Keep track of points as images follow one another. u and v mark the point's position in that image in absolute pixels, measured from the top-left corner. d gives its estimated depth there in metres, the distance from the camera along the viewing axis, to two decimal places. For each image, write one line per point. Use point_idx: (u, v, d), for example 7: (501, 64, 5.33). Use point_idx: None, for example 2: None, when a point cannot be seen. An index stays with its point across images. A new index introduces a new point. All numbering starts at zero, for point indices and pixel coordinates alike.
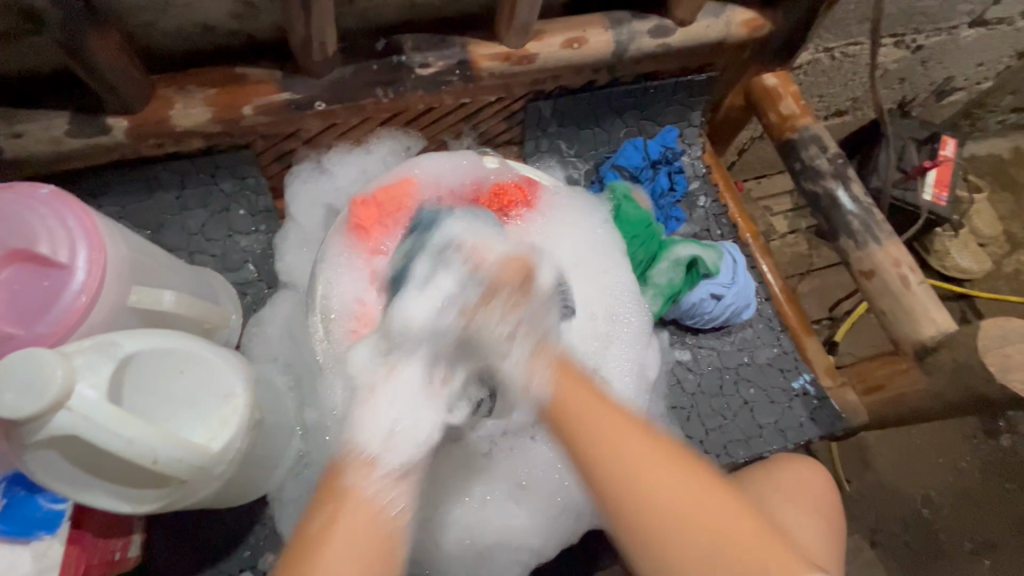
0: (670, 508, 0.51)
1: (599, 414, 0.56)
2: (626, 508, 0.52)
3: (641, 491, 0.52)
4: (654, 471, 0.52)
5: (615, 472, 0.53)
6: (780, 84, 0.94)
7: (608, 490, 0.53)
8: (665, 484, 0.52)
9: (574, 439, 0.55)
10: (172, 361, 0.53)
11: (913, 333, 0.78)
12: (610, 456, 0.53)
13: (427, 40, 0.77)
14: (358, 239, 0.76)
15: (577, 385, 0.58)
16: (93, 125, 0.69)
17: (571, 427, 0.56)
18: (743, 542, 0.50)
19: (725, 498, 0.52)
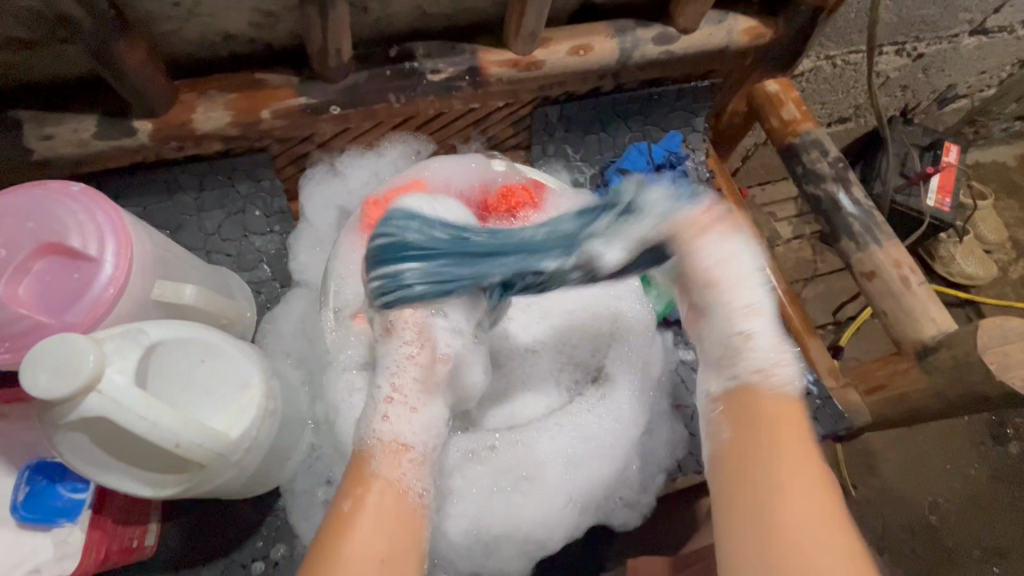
0: (808, 544, 0.48)
1: (800, 439, 0.54)
2: (760, 505, 0.51)
3: (784, 511, 0.50)
4: (808, 500, 0.50)
5: (775, 483, 0.52)
6: (781, 90, 0.96)
7: (750, 488, 0.53)
8: (818, 519, 0.50)
9: (771, 440, 0.54)
10: (194, 350, 0.56)
11: (914, 332, 0.80)
12: (786, 491, 0.51)
13: (438, 47, 0.79)
14: (369, 237, 0.78)
15: (802, 429, 0.55)
16: (119, 128, 0.72)
17: (769, 452, 0.54)
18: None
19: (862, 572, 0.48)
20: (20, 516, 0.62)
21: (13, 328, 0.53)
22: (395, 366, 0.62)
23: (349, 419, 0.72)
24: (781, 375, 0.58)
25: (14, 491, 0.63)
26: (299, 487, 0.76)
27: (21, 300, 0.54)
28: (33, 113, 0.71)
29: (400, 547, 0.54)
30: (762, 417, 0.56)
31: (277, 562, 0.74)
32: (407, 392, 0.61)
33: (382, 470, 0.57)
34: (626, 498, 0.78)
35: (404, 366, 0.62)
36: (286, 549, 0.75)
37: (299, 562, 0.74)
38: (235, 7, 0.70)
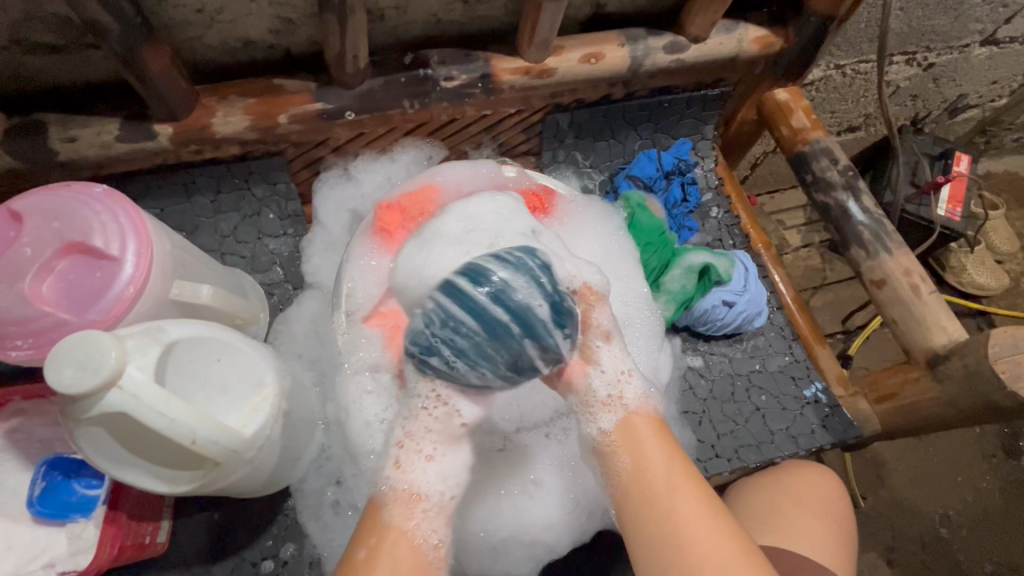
0: (706, 558, 0.49)
1: (660, 456, 0.56)
2: (660, 537, 0.51)
3: (679, 532, 0.51)
4: (698, 512, 0.52)
5: (667, 507, 0.52)
6: (791, 99, 0.97)
7: (650, 507, 0.53)
8: (710, 527, 0.51)
9: (638, 467, 0.55)
10: (211, 350, 0.57)
11: (924, 341, 0.80)
12: (674, 499, 0.53)
13: (452, 55, 0.81)
14: (382, 241, 0.80)
15: (661, 436, 0.58)
16: (140, 131, 0.74)
17: (646, 461, 0.55)
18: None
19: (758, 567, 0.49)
20: (35, 511, 0.63)
21: (36, 325, 0.54)
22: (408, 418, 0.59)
23: (360, 419, 0.72)
24: (628, 394, 0.60)
25: (31, 486, 0.64)
26: (309, 487, 0.77)
27: (44, 297, 0.55)
28: (58, 116, 0.72)
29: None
30: (639, 439, 0.57)
31: (285, 561, 0.75)
32: (418, 438, 0.58)
33: (396, 520, 0.54)
34: None
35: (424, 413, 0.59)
36: (295, 549, 0.75)
37: (308, 561, 0.75)
38: (256, 14, 0.72)
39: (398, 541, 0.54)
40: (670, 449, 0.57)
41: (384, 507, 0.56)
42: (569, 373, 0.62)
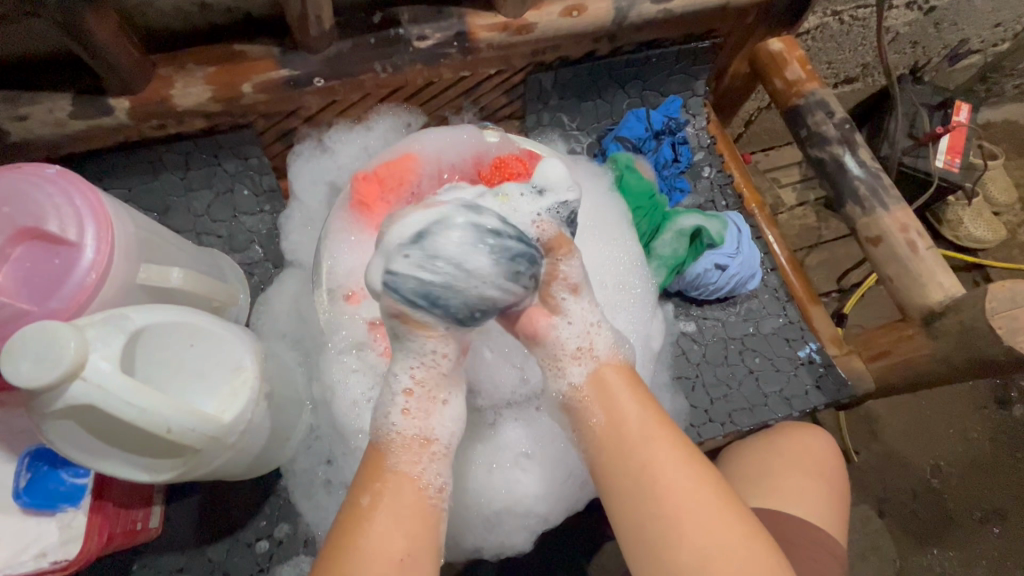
0: (680, 510, 0.49)
1: (633, 410, 0.55)
2: (633, 489, 0.51)
3: (655, 483, 0.50)
4: (674, 462, 0.51)
5: (642, 461, 0.52)
6: (785, 49, 0.92)
7: (623, 460, 0.53)
8: (684, 475, 0.51)
9: (608, 420, 0.55)
10: (181, 335, 0.55)
11: (920, 298, 0.77)
12: (646, 449, 0.52)
13: (423, 12, 0.76)
14: (361, 215, 0.77)
15: (639, 393, 0.57)
16: (96, 106, 0.70)
17: (621, 414, 0.55)
18: (741, 556, 0.48)
19: (734, 518, 0.49)
20: (23, 502, 0.62)
21: None
22: (415, 363, 0.57)
23: (346, 399, 0.71)
24: (598, 344, 0.60)
25: (16, 478, 0.63)
26: (300, 467, 0.76)
27: (2, 287, 0.53)
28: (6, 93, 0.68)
29: (418, 542, 0.51)
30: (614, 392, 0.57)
31: (280, 541, 0.75)
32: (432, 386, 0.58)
33: (400, 466, 0.54)
34: None
35: (432, 362, 0.57)
36: (289, 528, 0.75)
37: (303, 540, 0.75)
38: None
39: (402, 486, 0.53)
40: (643, 400, 0.56)
41: (389, 454, 0.56)
42: (534, 320, 0.60)
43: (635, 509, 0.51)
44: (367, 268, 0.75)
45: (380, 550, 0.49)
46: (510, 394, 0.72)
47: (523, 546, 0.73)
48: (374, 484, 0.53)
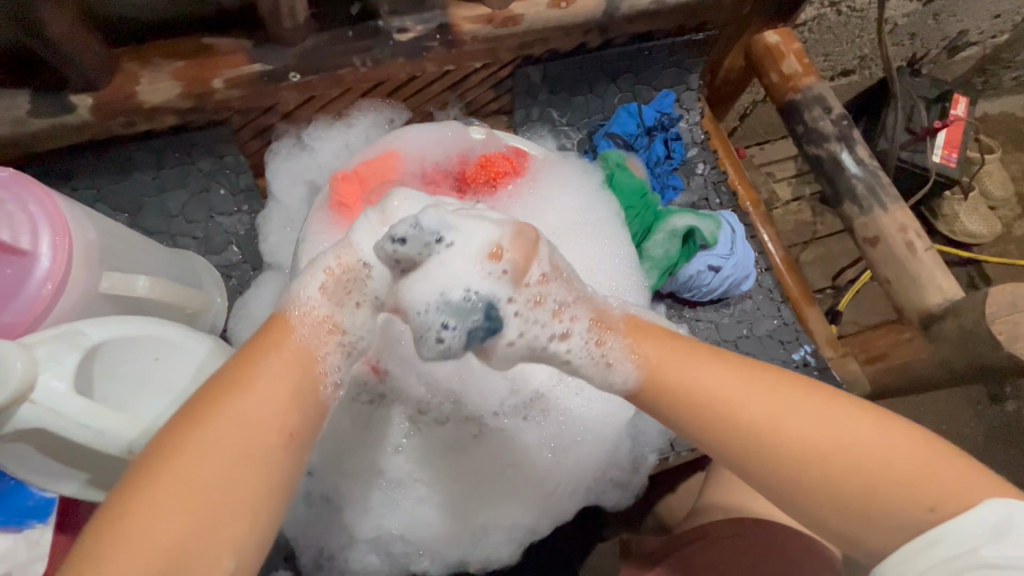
0: (846, 453, 0.42)
1: (710, 370, 0.45)
2: (801, 471, 0.42)
3: (807, 450, 0.42)
4: (795, 403, 0.43)
5: (775, 441, 0.42)
6: (782, 41, 0.88)
7: (759, 451, 0.43)
8: (812, 414, 0.43)
9: (678, 396, 0.45)
10: (145, 349, 0.52)
11: (918, 301, 0.75)
12: (765, 423, 0.43)
13: (405, 3, 0.72)
14: (339, 215, 0.72)
15: (680, 353, 0.47)
16: (57, 104, 0.66)
17: (707, 390, 0.45)
18: (914, 463, 0.41)
19: (888, 425, 0.42)
20: None
21: None
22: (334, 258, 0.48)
23: None
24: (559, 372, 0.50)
25: None
26: None
27: None
28: None
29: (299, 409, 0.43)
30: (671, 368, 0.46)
31: None
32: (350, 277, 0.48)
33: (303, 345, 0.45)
34: (618, 478, 0.76)
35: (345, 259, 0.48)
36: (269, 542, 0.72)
37: (284, 555, 0.72)
38: None
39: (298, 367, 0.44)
40: (709, 362, 0.46)
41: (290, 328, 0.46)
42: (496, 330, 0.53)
43: (785, 483, 0.43)
44: None
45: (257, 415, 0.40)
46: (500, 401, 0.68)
47: (510, 558, 0.71)
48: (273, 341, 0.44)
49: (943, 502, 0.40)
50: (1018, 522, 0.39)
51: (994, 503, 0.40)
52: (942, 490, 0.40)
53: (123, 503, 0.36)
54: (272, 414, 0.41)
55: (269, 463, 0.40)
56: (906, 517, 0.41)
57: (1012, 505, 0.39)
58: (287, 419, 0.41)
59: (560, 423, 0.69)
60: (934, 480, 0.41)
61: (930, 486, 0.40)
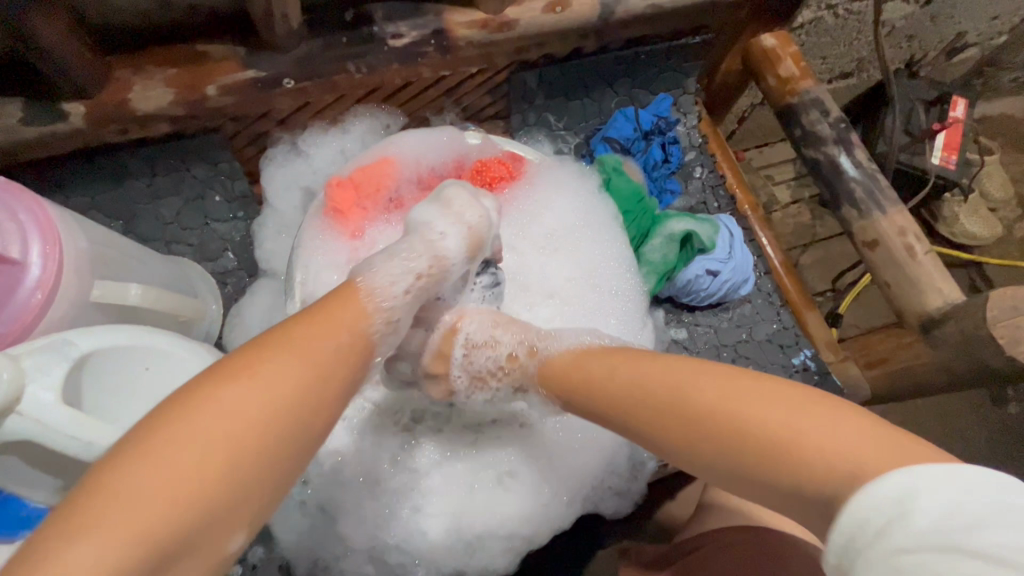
0: (758, 431, 0.41)
1: (627, 359, 0.53)
2: (687, 439, 0.46)
3: (729, 425, 0.43)
4: (714, 384, 0.45)
5: (690, 412, 0.45)
6: (779, 45, 0.88)
7: (672, 416, 0.47)
8: (724, 395, 0.44)
9: (612, 386, 0.52)
10: (136, 359, 0.51)
11: (918, 304, 0.74)
12: (666, 403, 0.47)
13: (399, 9, 0.72)
14: (336, 223, 0.73)
15: (617, 356, 0.55)
16: (49, 112, 0.66)
17: (619, 376, 0.52)
18: (838, 440, 0.38)
19: (824, 413, 0.40)
20: None
21: None
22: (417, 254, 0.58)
23: None
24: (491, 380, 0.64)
25: None
26: None
27: None
28: None
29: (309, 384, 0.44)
30: (575, 370, 0.57)
31: (254, 565, 0.71)
32: (426, 264, 0.58)
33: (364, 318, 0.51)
34: (617, 486, 0.76)
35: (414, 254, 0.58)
36: (264, 551, 0.72)
37: (277, 564, 0.72)
38: None
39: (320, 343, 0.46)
40: (630, 358, 0.53)
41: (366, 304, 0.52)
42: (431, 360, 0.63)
43: (704, 464, 0.45)
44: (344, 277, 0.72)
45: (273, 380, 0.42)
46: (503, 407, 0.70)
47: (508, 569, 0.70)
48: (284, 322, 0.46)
49: (863, 474, 0.36)
50: (956, 491, 0.32)
51: (910, 472, 0.34)
52: (868, 466, 0.36)
53: (139, 446, 0.37)
54: (296, 390, 0.43)
55: (276, 433, 0.41)
56: (831, 496, 0.37)
57: (953, 472, 0.33)
58: (310, 389, 0.43)
59: (560, 430, 0.70)
60: (847, 453, 0.37)
61: (846, 462, 0.37)
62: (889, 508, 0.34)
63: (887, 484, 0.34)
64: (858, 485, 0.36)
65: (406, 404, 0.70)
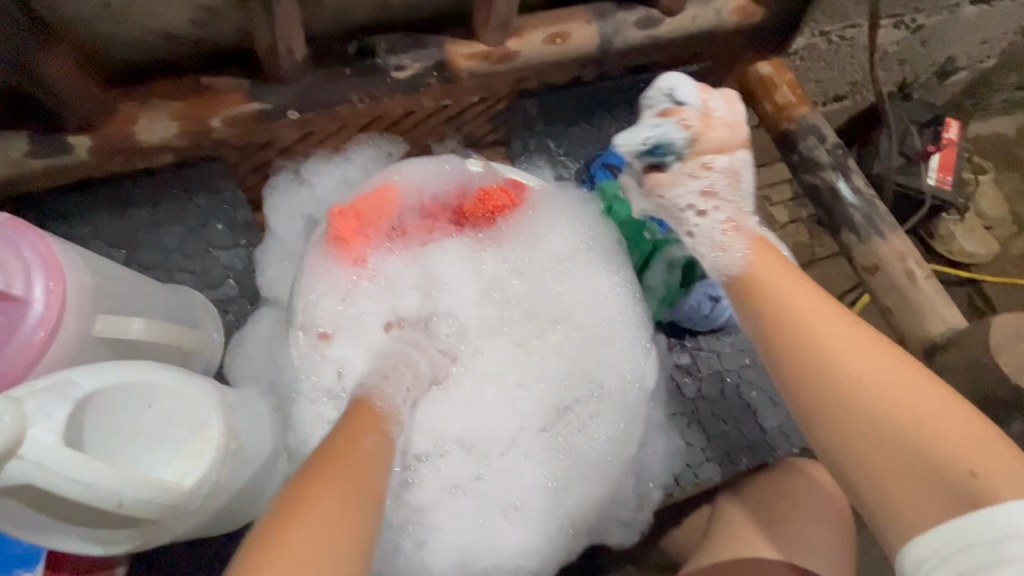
0: (862, 401, 0.49)
1: (790, 292, 0.58)
2: (810, 362, 0.53)
3: (839, 381, 0.51)
4: (845, 337, 0.52)
5: (828, 368, 0.52)
6: (774, 72, 0.89)
7: (798, 351, 0.54)
8: (868, 361, 0.51)
9: (780, 317, 0.56)
10: (137, 395, 0.51)
11: (920, 329, 0.74)
12: (820, 336, 0.53)
13: (401, 41, 0.73)
14: (339, 253, 0.72)
15: (779, 269, 0.60)
16: (54, 146, 0.66)
17: (777, 296, 0.57)
18: (962, 439, 0.46)
19: (966, 412, 0.47)
20: None
21: None
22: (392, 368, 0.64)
23: None
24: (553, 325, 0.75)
25: None
26: None
27: None
28: None
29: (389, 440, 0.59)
30: (765, 287, 0.59)
31: None
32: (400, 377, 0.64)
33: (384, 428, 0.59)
34: (624, 517, 0.76)
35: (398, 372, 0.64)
36: None
37: None
38: (174, 4, 0.63)
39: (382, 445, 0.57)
40: (795, 289, 0.58)
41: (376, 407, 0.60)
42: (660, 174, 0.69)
43: (808, 401, 0.53)
44: (347, 306, 0.72)
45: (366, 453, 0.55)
46: (511, 439, 0.70)
47: None
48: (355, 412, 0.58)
49: (969, 486, 0.44)
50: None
51: (1001, 510, 0.43)
52: (974, 470, 0.45)
53: (274, 532, 0.47)
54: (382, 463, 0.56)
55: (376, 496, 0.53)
56: (930, 486, 0.46)
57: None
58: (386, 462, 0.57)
59: (565, 461, 0.70)
60: (954, 457, 0.45)
61: (958, 461, 0.45)
62: (973, 542, 0.43)
63: (979, 519, 0.43)
64: (975, 504, 0.44)
65: (411, 445, 0.67)
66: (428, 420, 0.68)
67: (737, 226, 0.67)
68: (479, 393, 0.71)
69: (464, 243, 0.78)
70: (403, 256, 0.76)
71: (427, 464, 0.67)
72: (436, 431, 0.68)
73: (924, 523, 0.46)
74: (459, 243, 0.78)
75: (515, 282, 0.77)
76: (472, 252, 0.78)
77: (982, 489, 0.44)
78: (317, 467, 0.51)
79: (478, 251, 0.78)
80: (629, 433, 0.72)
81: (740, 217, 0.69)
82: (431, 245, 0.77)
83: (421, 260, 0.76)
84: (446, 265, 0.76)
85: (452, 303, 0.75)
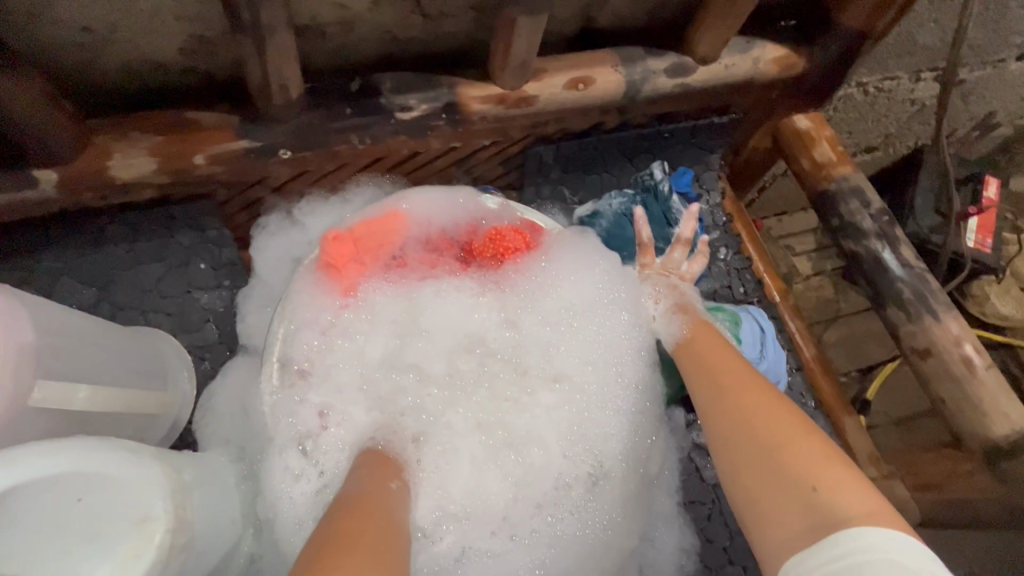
0: (756, 433, 0.47)
1: (723, 350, 0.59)
2: (711, 405, 0.53)
3: (736, 413, 0.50)
4: (749, 385, 0.52)
5: (728, 402, 0.51)
6: (813, 127, 0.83)
7: (708, 387, 0.55)
8: (767, 405, 0.49)
9: (704, 364, 0.58)
10: (66, 488, 0.44)
11: (980, 429, 0.66)
12: (731, 387, 0.53)
13: (408, 79, 0.66)
14: (331, 279, 0.65)
15: (713, 338, 0.61)
16: (18, 178, 0.59)
17: (701, 352, 0.60)
18: (812, 459, 0.43)
19: (823, 439, 0.45)
20: None
21: None
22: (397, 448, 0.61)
23: (288, 534, 0.61)
24: (559, 367, 0.67)
25: None
26: None
27: None
28: None
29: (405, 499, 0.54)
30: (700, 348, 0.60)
31: None
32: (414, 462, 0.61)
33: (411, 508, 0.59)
34: None
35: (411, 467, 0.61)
36: None
37: None
38: (159, 31, 0.57)
39: (400, 496, 0.54)
40: (723, 348, 0.59)
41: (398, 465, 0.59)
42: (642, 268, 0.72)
43: (710, 440, 0.51)
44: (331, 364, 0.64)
45: (398, 516, 0.50)
46: (504, 513, 0.63)
47: None
48: (395, 473, 0.57)
49: (813, 500, 0.40)
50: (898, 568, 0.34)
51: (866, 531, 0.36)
52: (819, 485, 0.41)
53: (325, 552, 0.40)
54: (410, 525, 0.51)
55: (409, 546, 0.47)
56: (785, 498, 0.42)
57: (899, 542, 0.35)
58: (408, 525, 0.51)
59: (551, 544, 0.63)
60: (807, 473, 0.42)
61: (806, 476, 0.42)
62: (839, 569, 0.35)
63: (840, 541, 0.36)
64: (825, 519, 0.39)
65: (414, 516, 0.60)
66: (429, 481, 0.61)
67: (680, 306, 0.67)
68: (468, 454, 0.63)
69: (469, 283, 0.69)
70: (398, 291, 0.68)
71: (424, 542, 0.61)
72: (441, 498, 0.61)
73: (787, 542, 0.40)
74: (459, 286, 0.69)
75: (507, 334, 0.68)
76: (473, 296, 0.69)
77: (827, 502, 0.40)
78: (353, 519, 0.44)
79: (480, 292, 0.69)
80: (619, 524, 0.66)
81: (682, 296, 0.68)
82: (431, 284, 0.69)
83: (417, 296, 0.68)
84: (443, 309, 0.68)
85: (426, 355, 0.66)
